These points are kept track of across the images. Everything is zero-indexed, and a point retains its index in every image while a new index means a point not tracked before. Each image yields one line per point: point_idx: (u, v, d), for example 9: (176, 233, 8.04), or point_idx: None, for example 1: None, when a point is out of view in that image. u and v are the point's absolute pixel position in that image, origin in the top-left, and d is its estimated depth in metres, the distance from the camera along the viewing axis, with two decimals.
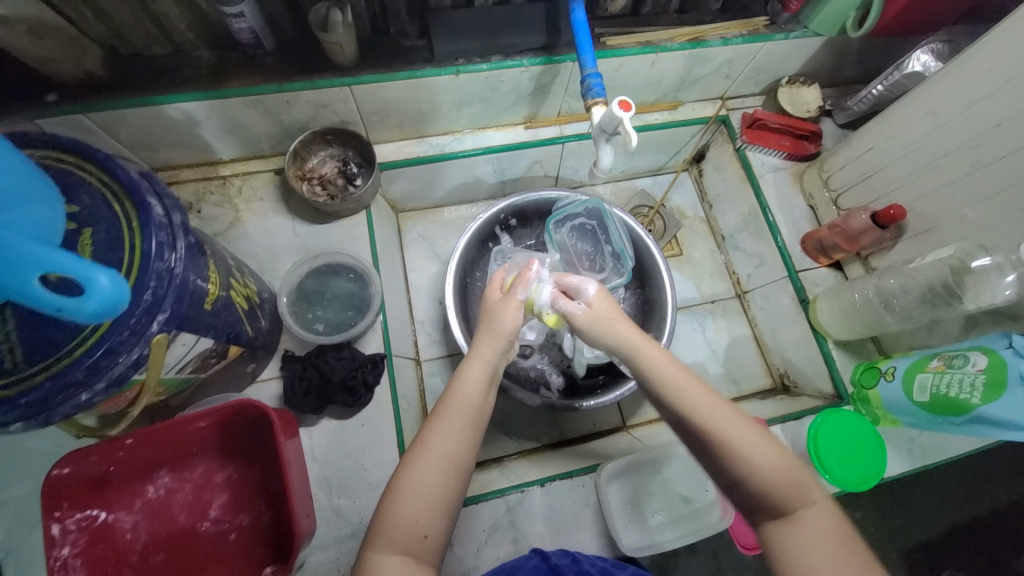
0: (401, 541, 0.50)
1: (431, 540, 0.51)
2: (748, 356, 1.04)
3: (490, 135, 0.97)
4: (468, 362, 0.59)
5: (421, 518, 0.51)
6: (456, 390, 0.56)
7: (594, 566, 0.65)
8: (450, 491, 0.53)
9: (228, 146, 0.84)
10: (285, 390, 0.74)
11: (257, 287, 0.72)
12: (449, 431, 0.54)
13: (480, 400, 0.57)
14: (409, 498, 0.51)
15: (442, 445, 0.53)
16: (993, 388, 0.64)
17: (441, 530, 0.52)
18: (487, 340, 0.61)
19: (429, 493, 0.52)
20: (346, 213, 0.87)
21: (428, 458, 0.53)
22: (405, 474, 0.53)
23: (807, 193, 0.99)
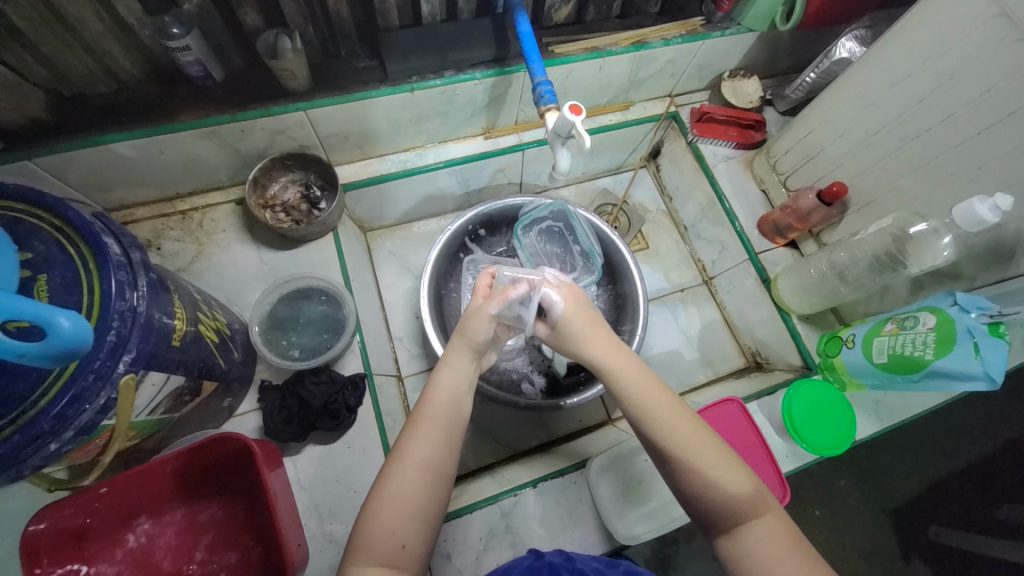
0: (381, 553, 0.50)
1: (409, 549, 0.51)
2: (721, 339, 1.08)
3: (451, 148, 0.98)
4: (442, 371, 0.60)
5: (398, 528, 0.51)
6: (431, 399, 0.58)
7: (588, 566, 0.64)
8: (428, 498, 0.53)
9: (185, 180, 0.83)
10: (265, 421, 0.72)
11: (226, 318, 0.71)
12: (426, 437, 0.55)
13: (454, 405, 0.58)
14: (386, 507, 0.51)
15: (419, 453, 0.54)
16: (943, 344, 0.68)
17: (419, 541, 0.52)
18: (460, 349, 0.62)
19: (407, 498, 0.52)
20: (313, 236, 0.87)
21: (405, 466, 0.53)
22: (382, 483, 0.53)
23: (758, 178, 1.04)
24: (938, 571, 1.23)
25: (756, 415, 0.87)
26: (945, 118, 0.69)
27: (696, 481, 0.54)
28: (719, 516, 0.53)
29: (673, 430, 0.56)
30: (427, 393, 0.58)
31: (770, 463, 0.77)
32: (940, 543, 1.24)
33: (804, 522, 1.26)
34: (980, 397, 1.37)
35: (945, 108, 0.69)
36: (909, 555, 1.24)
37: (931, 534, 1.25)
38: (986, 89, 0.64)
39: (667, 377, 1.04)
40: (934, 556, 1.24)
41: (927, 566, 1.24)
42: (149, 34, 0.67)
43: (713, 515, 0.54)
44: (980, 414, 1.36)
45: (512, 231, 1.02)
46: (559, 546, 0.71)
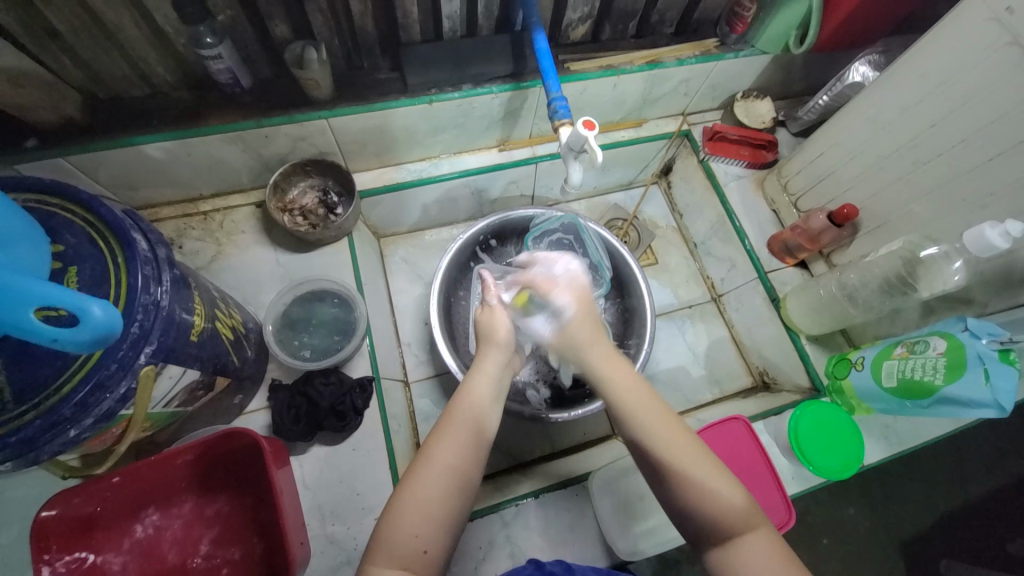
0: (402, 556, 0.50)
1: (428, 555, 0.51)
2: (728, 357, 1.07)
3: (466, 159, 1.00)
4: (473, 377, 0.62)
5: (420, 533, 0.51)
6: (460, 406, 0.59)
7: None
8: (450, 504, 0.53)
9: (208, 182, 0.86)
10: (274, 419, 0.73)
11: (241, 316, 0.73)
12: (453, 444, 0.56)
13: (482, 414, 0.59)
14: (408, 511, 0.52)
15: (446, 459, 0.55)
16: (954, 369, 0.68)
17: (439, 546, 0.53)
18: (490, 356, 0.64)
19: (431, 502, 0.53)
20: (328, 240, 0.89)
21: (431, 469, 0.54)
22: (406, 487, 0.54)
23: (769, 198, 1.05)
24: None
25: (762, 434, 0.86)
26: (956, 143, 0.70)
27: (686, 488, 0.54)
28: (713, 529, 0.53)
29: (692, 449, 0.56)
30: (458, 397, 0.59)
31: (775, 485, 0.76)
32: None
33: (809, 548, 1.24)
34: (994, 428, 1.34)
35: (958, 133, 0.69)
36: None
37: (942, 567, 1.23)
38: (998, 116, 0.64)
39: (673, 393, 1.03)
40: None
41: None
42: (184, 43, 0.70)
43: (698, 518, 0.54)
44: (995, 445, 1.33)
45: (523, 242, 1.04)
46: (558, 557, 0.71)
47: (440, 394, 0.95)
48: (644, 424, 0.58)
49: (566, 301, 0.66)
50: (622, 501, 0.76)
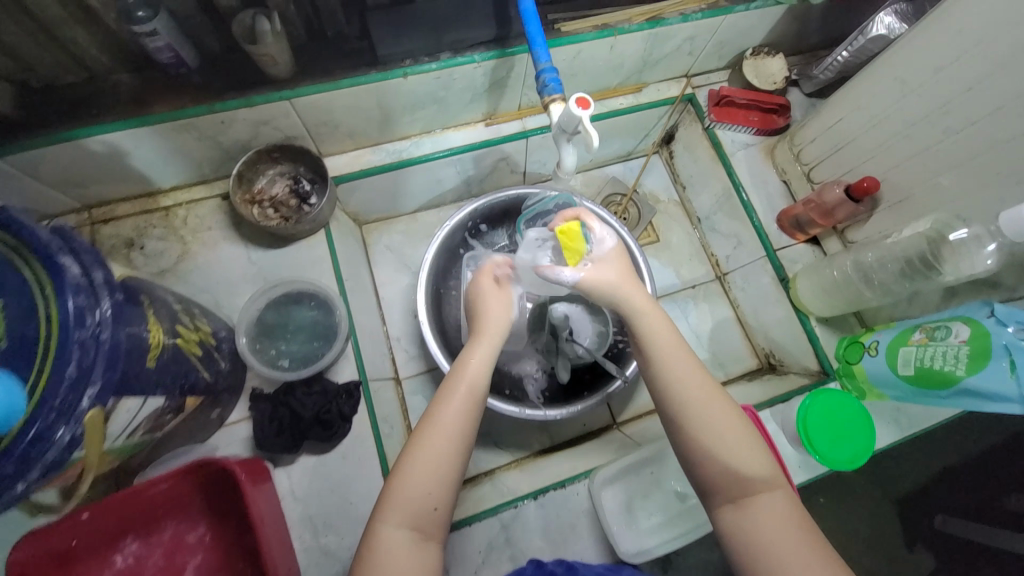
0: (411, 515, 0.50)
1: (439, 512, 0.51)
2: (733, 339, 1.03)
3: (449, 136, 0.91)
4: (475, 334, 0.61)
5: (432, 493, 0.51)
6: (463, 362, 0.58)
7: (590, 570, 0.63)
8: (456, 461, 0.53)
9: (165, 174, 0.77)
10: (256, 434, 0.69)
11: (210, 326, 0.67)
12: (458, 401, 0.55)
13: (485, 371, 0.58)
14: (414, 480, 0.51)
15: (453, 416, 0.54)
16: (977, 359, 0.64)
17: (448, 503, 0.52)
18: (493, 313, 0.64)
19: (440, 465, 0.52)
20: (303, 234, 0.82)
21: (438, 433, 0.53)
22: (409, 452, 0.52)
23: (779, 167, 0.97)
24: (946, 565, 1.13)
25: (768, 423, 0.83)
26: (992, 111, 0.62)
27: (711, 453, 0.56)
28: (741, 488, 0.54)
29: (715, 414, 0.57)
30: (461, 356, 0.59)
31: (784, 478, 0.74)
32: (945, 534, 1.16)
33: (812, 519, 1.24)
34: None
35: (996, 99, 0.61)
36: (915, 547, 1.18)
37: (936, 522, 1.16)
38: None
39: None
40: (939, 548, 1.14)
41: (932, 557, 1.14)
42: (115, 20, 0.61)
43: (717, 487, 0.56)
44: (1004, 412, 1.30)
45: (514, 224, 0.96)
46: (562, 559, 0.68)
47: (433, 390, 0.91)
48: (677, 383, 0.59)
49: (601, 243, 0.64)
50: (625, 499, 0.74)
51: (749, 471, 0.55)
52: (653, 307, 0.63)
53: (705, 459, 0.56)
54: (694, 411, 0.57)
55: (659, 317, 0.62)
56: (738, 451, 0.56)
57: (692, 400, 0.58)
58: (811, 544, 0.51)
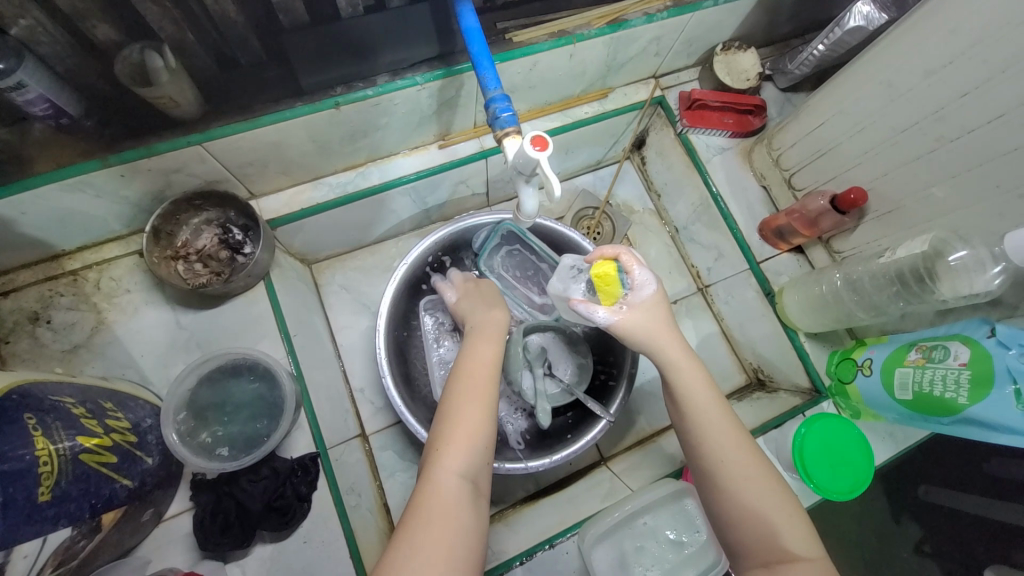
0: None
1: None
2: (720, 355, 0.97)
3: (399, 163, 0.82)
4: (475, 374, 0.60)
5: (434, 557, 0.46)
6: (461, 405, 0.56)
7: None
8: (462, 512, 0.50)
9: (67, 234, 0.66)
10: (196, 531, 0.61)
11: (131, 417, 0.58)
12: (460, 448, 0.53)
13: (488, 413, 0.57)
14: (457, 440, 0.54)
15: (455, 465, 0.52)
16: (980, 386, 0.60)
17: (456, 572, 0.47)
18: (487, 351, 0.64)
19: (477, 422, 0.55)
20: (240, 289, 0.72)
21: (473, 391, 0.58)
22: (449, 414, 0.56)
23: (757, 172, 0.91)
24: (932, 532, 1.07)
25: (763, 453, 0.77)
26: (993, 119, 0.56)
27: (741, 502, 0.53)
28: (769, 541, 0.51)
29: (743, 460, 0.55)
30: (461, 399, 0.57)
31: None
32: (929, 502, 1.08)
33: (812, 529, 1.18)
34: None
35: (995, 107, 0.56)
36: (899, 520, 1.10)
37: (920, 492, 1.09)
38: None
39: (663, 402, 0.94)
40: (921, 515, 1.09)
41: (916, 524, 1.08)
42: None
43: (753, 542, 0.52)
44: None
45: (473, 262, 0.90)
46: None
47: (404, 443, 0.84)
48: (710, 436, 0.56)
49: (644, 285, 0.60)
50: (618, 556, 0.68)
51: (779, 520, 0.52)
52: (687, 356, 0.59)
53: (737, 506, 0.53)
54: (725, 459, 0.55)
55: (693, 365, 0.59)
56: (765, 494, 0.53)
57: (722, 446, 0.55)
58: None
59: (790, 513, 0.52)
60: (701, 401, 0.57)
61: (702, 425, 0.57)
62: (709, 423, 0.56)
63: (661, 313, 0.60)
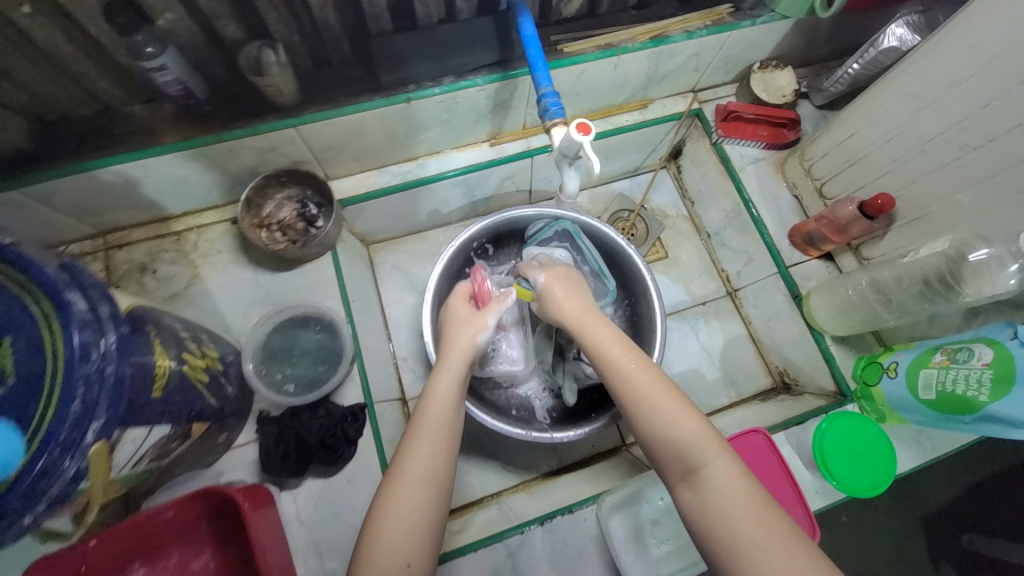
0: (386, 568, 0.50)
1: (414, 568, 0.51)
2: (746, 356, 0.99)
3: (454, 157, 0.92)
4: (438, 376, 0.63)
5: (402, 547, 0.51)
6: (426, 408, 0.60)
7: None
8: (427, 509, 0.54)
9: (176, 199, 0.79)
10: (261, 456, 0.70)
11: (218, 350, 0.68)
12: (427, 448, 0.57)
13: (450, 413, 0.60)
14: (415, 444, 0.57)
15: (420, 465, 0.56)
16: (1001, 384, 0.61)
17: (422, 557, 0.52)
18: (455, 355, 0.66)
19: (447, 424, 0.59)
20: (311, 256, 0.83)
21: (445, 406, 0.61)
22: (417, 415, 0.60)
23: (790, 182, 0.95)
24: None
25: (783, 447, 0.80)
26: (1012, 128, 0.60)
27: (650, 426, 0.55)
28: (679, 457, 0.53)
29: (635, 378, 0.58)
30: (426, 399, 0.61)
31: (800, 502, 0.72)
32: (971, 551, 1.12)
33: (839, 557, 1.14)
34: None
35: (1012, 116, 0.60)
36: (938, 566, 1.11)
37: (964, 541, 1.13)
38: None
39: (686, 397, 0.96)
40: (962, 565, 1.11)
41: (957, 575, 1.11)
42: (126, 55, 0.64)
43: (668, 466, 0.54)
44: None
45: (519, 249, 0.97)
46: None
47: None
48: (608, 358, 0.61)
49: (538, 275, 0.73)
50: (633, 526, 0.71)
51: (676, 428, 0.54)
52: (586, 310, 0.68)
53: (648, 431, 0.55)
54: (627, 388, 0.58)
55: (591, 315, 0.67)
56: (661, 409, 0.55)
57: (624, 372, 0.59)
58: (760, 508, 0.48)
59: (692, 427, 0.53)
60: (600, 335, 0.63)
61: (606, 359, 0.61)
62: (610, 356, 0.61)
63: (563, 279, 0.72)
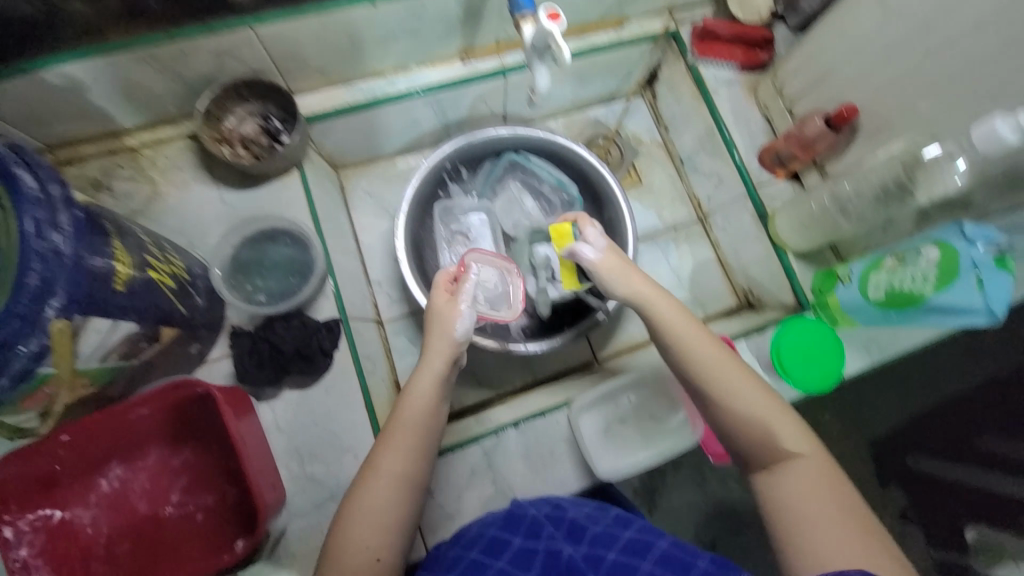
0: (354, 562, 0.54)
1: (382, 563, 0.55)
2: (713, 279, 1.04)
3: (425, 74, 0.88)
4: (419, 373, 0.64)
5: (371, 544, 0.55)
6: (399, 411, 0.62)
7: (580, 511, 0.62)
8: (394, 513, 0.57)
9: (128, 110, 0.75)
10: (236, 368, 0.70)
11: (185, 262, 0.67)
12: (396, 449, 0.59)
13: (427, 415, 0.62)
14: (389, 444, 0.60)
15: (388, 465, 0.59)
16: (945, 277, 0.65)
17: (392, 551, 0.56)
18: (437, 350, 0.65)
19: (418, 421, 0.61)
20: (276, 171, 0.81)
21: (410, 412, 0.62)
22: (396, 413, 0.62)
23: (761, 105, 0.95)
24: (914, 500, 1.19)
25: (745, 353, 0.85)
26: (973, 28, 0.62)
27: (740, 427, 0.57)
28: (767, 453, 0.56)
29: (728, 381, 0.59)
30: (402, 403, 0.62)
31: None
32: (915, 470, 1.20)
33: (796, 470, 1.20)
34: (1004, 337, 1.24)
35: (974, 15, 0.62)
36: (885, 486, 1.20)
37: (909, 462, 1.21)
38: None
39: None
40: (908, 484, 1.20)
41: (901, 492, 1.20)
42: None
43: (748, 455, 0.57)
44: (1008, 343, 1.25)
45: (484, 179, 0.97)
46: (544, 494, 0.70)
47: (416, 332, 0.93)
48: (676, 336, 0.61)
49: (597, 235, 0.70)
50: (602, 423, 0.77)
51: (772, 433, 0.56)
52: (658, 295, 0.65)
53: (738, 433, 0.57)
54: (715, 390, 0.59)
55: (674, 308, 0.64)
56: (756, 417, 0.57)
57: (711, 374, 0.59)
58: (846, 506, 0.51)
59: (769, 410, 0.57)
60: (681, 330, 0.62)
61: (689, 350, 0.61)
62: (702, 355, 0.60)
63: (619, 265, 0.68)
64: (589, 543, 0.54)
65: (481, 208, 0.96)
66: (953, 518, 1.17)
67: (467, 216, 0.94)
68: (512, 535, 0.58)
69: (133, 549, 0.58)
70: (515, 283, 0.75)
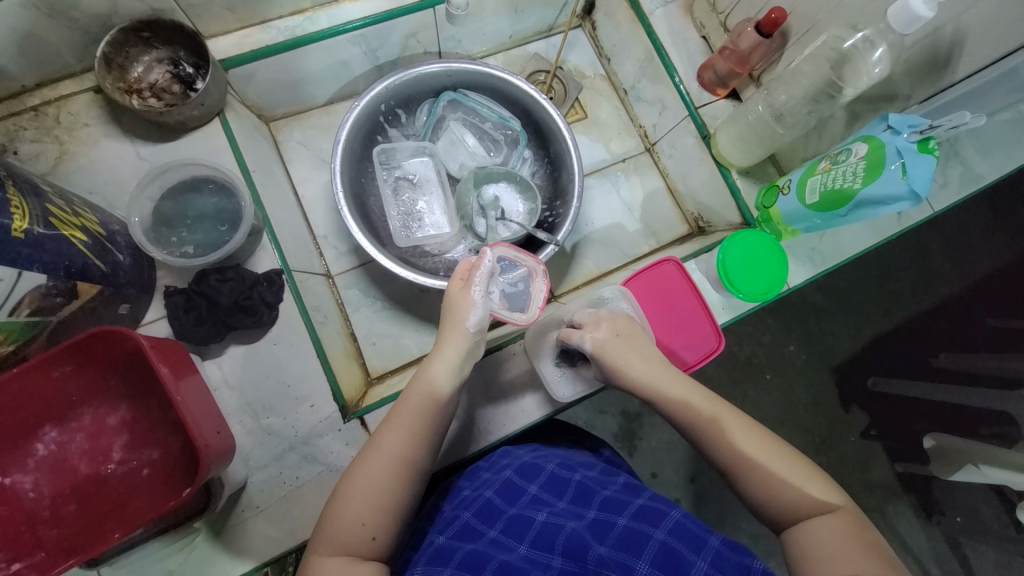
0: (343, 543, 0.55)
1: (377, 541, 0.56)
2: (664, 208, 1.03)
3: (346, 10, 0.84)
4: (432, 356, 0.64)
5: (367, 521, 0.56)
6: (405, 395, 0.63)
7: (581, 474, 0.68)
8: (391, 494, 0.58)
9: (23, 64, 0.69)
10: (173, 325, 0.68)
11: (99, 218, 0.63)
12: (400, 431, 0.60)
13: (432, 400, 0.62)
14: (393, 427, 0.60)
15: (391, 448, 0.59)
16: (872, 171, 0.66)
17: (387, 531, 0.57)
18: (449, 339, 0.65)
19: (418, 408, 0.61)
20: (195, 122, 0.76)
21: (411, 399, 0.62)
22: (400, 401, 0.63)
23: (698, 23, 0.95)
24: (876, 419, 1.25)
25: (694, 273, 0.86)
26: None
27: (764, 479, 0.55)
28: (788, 509, 0.53)
29: (740, 430, 0.58)
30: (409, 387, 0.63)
31: (706, 316, 0.78)
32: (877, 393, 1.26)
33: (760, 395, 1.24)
34: (942, 249, 1.31)
35: None
36: (848, 409, 1.26)
37: (870, 385, 1.27)
38: None
39: (610, 251, 1.01)
40: (872, 406, 1.26)
41: (864, 414, 1.26)
42: None
43: (770, 511, 0.55)
44: (948, 252, 1.31)
45: (422, 115, 0.95)
46: (535, 447, 0.75)
47: (368, 282, 0.91)
48: (634, 374, 0.65)
49: (583, 338, 0.68)
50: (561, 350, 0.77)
51: (796, 489, 0.54)
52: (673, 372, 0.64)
53: (761, 495, 0.55)
54: (731, 445, 0.57)
55: (677, 375, 0.64)
56: (777, 470, 0.55)
57: (718, 420, 0.59)
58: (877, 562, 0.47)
59: (791, 469, 0.55)
60: (682, 391, 0.62)
61: (695, 410, 0.61)
62: (710, 412, 0.60)
63: (623, 336, 0.67)
64: (598, 507, 0.61)
65: (423, 149, 0.91)
66: (910, 431, 1.26)
67: (406, 160, 0.91)
68: (509, 505, 0.64)
69: (79, 509, 0.57)
70: (537, 283, 0.71)
